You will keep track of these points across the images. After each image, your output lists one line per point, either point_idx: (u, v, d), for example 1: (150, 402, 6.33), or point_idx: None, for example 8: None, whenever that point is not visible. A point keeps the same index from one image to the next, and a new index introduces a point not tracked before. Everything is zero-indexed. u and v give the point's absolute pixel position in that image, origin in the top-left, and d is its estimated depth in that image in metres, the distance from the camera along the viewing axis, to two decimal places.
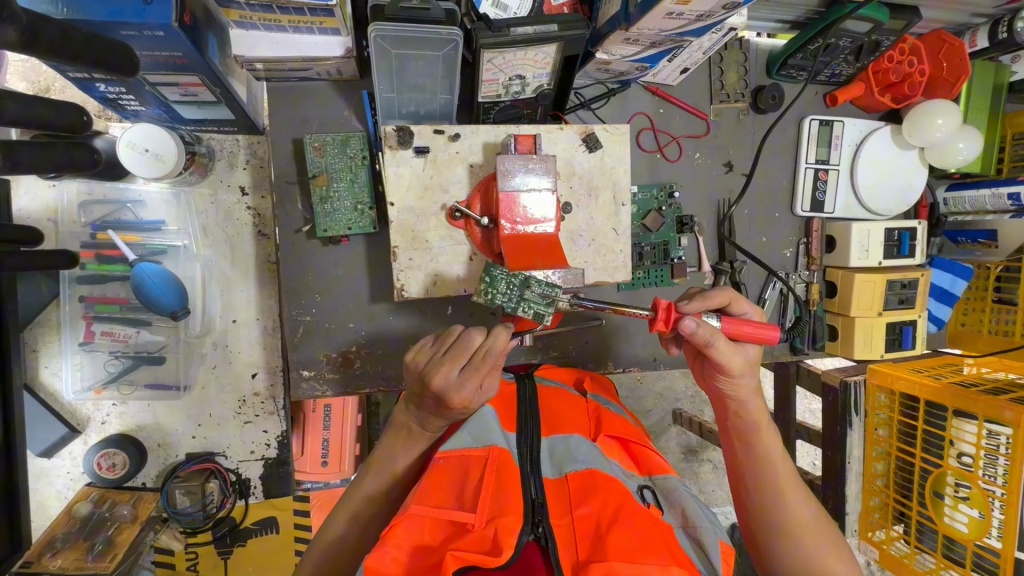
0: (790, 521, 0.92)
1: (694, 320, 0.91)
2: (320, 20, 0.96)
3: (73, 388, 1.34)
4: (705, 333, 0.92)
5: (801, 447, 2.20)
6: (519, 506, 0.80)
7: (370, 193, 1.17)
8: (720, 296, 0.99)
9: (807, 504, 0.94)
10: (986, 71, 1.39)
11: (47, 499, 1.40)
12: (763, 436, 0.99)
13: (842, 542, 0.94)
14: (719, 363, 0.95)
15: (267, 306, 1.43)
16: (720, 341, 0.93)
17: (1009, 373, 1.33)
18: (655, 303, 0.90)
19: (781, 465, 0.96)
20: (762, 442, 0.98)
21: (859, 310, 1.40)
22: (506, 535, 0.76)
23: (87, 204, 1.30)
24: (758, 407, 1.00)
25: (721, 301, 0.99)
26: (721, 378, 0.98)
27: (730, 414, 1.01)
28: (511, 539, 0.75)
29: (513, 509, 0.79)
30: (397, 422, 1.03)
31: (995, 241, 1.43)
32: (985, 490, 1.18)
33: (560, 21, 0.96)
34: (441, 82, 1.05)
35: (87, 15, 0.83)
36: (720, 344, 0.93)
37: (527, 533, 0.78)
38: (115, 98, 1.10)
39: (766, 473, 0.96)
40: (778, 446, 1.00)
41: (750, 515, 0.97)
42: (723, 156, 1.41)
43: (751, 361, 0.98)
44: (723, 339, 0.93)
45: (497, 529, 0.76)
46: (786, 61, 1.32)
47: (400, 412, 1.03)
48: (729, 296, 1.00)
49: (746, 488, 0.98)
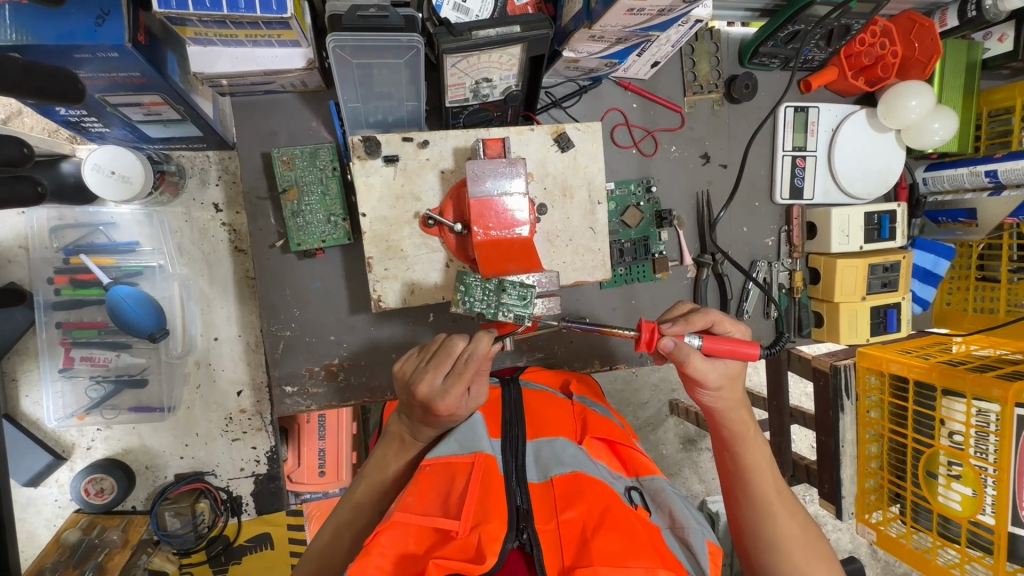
0: (778, 537, 0.92)
1: (674, 339, 0.94)
2: (278, 33, 0.94)
3: (55, 416, 1.33)
4: (683, 352, 0.94)
5: (798, 431, 2.20)
6: (503, 512, 0.80)
7: (343, 204, 1.16)
8: (703, 317, 1.00)
9: (795, 520, 0.94)
10: (959, 49, 1.38)
11: (37, 528, 1.40)
12: (751, 448, 0.98)
13: (824, 543, 0.96)
14: (695, 377, 0.96)
15: (248, 322, 1.42)
16: (696, 356, 0.94)
17: (997, 349, 1.35)
18: (638, 324, 0.94)
19: (770, 478, 0.96)
20: (749, 453, 0.97)
21: (844, 295, 1.40)
22: (490, 542, 0.75)
23: (58, 228, 1.28)
24: (745, 415, 1.01)
25: (705, 323, 1.00)
26: (700, 390, 0.98)
27: (719, 426, 1.01)
28: (495, 545, 0.75)
29: (498, 515, 0.79)
30: (390, 432, 1.03)
31: (975, 220, 1.40)
32: (977, 468, 1.19)
33: (522, 21, 0.95)
34: (407, 89, 1.04)
35: (38, 40, 0.82)
36: (697, 361, 0.94)
37: (513, 539, 0.77)
38: (78, 120, 1.08)
39: (753, 485, 0.96)
40: (767, 456, 1.00)
41: (740, 527, 0.97)
42: (699, 148, 1.40)
43: (732, 377, 0.98)
44: (699, 357, 0.94)
45: (481, 535, 0.76)
46: (758, 49, 1.31)
47: (394, 422, 1.03)
48: (712, 317, 1.01)
49: (738, 502, 0.97)
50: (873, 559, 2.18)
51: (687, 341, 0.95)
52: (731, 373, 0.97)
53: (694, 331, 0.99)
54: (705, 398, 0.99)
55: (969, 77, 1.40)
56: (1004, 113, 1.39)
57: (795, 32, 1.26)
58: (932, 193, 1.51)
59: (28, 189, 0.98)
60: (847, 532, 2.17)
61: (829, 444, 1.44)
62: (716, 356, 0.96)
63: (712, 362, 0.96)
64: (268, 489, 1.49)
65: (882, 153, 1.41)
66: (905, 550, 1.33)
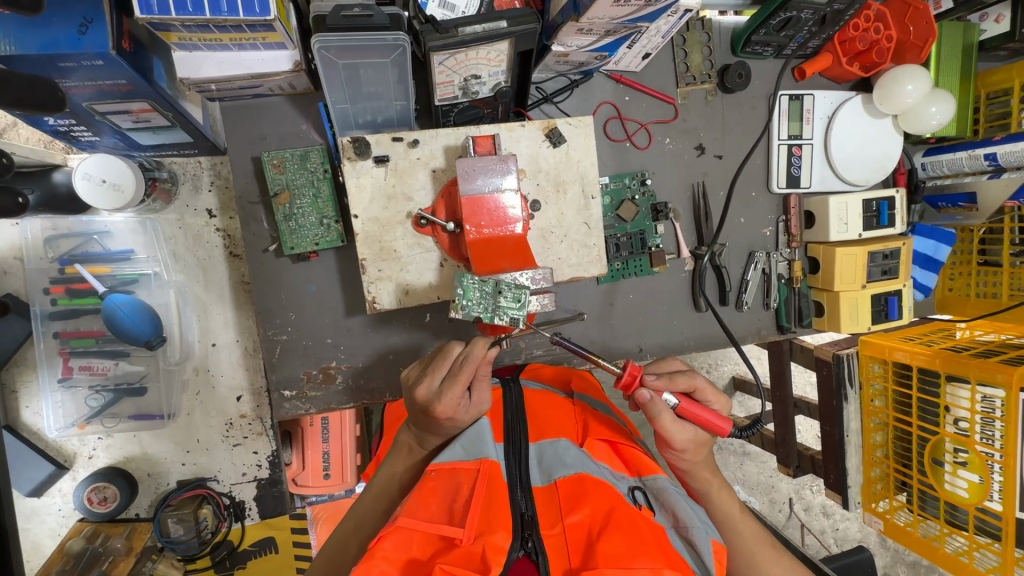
0: None
1: (652, 393, 0.94)
2: (262, 36, 0.94)
3: (55, 425, 1.33)
4: (656, 407, 0.93)
5: (804, 422, 2.20)
6: (508, 521, 0.78)
7: (335, 207, 1.15)
8: (687, 380, 0.99)
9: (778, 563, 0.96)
10: (955, 30, 1.37)
11: (41, 538, 1.41)
12: (719, 496, 1.01)
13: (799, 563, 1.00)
14: (661, 435, 0.95)
15: (245, 328, 1.43)
16: (667, 415, 0.93)
17: (1001, 334, 1.34)
18: (626, 363, 0.94)
19: (743, 526, 0.98)
20: (713, 506, 1.00)
21: (843, 284, 1.38)
22: (495, 553, 0.74)
23: (52, 238, 1.28)
24: (709, 471, 1.02)
25: (687, 386, 0.99)
26: (666, 449, 0.98)
27: (686, 480, 1.03)
28: (500, 556, 0.73)
29: (503, 525, 0.77)
30: (399, 441, 1.04)
31: (975, 204, 1.38)
32: (983, 454, 1.17)
33: (509, 17, 0.94)
34: (396, 89, 1.03)
35: (22, 50, 0.82)
36: (668, 419, 0.94)
37: (517, 548, 0.76)
38: (67, 130, 1.08)
39: (728, 538, 0.98)
40: (736, 504, 1.02)
41: None
42: (693, 139, 1.39)
43: (699, 442, 0.97)
44: (669, 413, 0.94)
45: (485, 546, 0.74)
46: (750, 38, 1.29)
47: (403, 431, 1.04)
48: (697, 380, 1.00)
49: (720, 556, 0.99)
50: (883, 548, 2.17)
51: (664, 399, 0.95)
52: (699, 439, 0.97)
53: (674, 391, 0.98)
54: (671, 456, 0.99)
55: (965, 60, 1.39)
56: (1003, 95, 1.38)
57: (787, 19, 1.23)
58: (932, 178, 1.50)
59: (9, 201, 1.08)
60: (856, 522, 2.17)
61: (833, 433, 1.43)
62: (686, 419, 0.96)
63: (681, 424, 0.95)
64: (270, 493, 1.50)
65: (879, 139, 1.39)
66: (912, 538, 1.32)
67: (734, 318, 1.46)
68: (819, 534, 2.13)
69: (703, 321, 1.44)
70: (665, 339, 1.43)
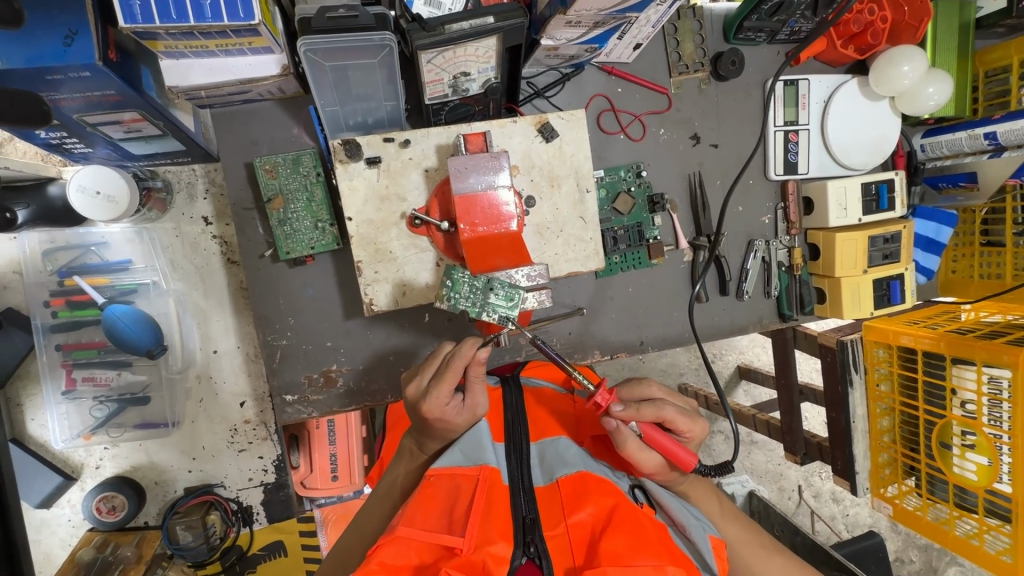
0: None
1: (616, 421, 0.87)
2: (248, 41, 0.93)
3: (61, 436, 1.35)
4: (620, 437, 0.87)
5: (810, 409, 2.19)
6: (508, 530, 0.78)
7: (329, 210, 1.15)
8: (654, 411, 0.89)
9: (773, 558, 0.96)
10: (950, 9, 1.35)
11: (53, 549, 1.43)
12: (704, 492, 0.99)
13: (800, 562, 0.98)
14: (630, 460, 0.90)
15: (246, 334, 1.43)
16: (632, 443, 0.87)
17: (1007, 314, 1.30)
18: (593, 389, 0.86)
19: (737, 521, 0.98)
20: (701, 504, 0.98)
21: (844, 270, 1.37)
22: (496, 563, 0.74)
23: (50, 251, 1.28)
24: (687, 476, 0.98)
25: (656, 416, 0.90)
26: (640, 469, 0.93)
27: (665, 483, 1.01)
28: (502, 566, 0.74)
29: (503, 535, 0.77)
30: (402, 447, 1.04)
31: (976, 184, 1.36)
32: (991, 436, 1.16)
33: (496, 12, 0.93)
34: (385, 90, 1.03)
35: (8, 64, 0.81)
36: (632, 449, 0.87)
37: (519, 555, 0.76)
38: (59, 142, 1.07)
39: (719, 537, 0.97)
40: (724, 501, 1.01)
41: None
42: (688, 128, 1.38)
43: (665, 468, 0.91)
44: (631, 440, 0.87)
45: (486, 557, 0.74)
46: (741, 24, 1.27)
47: (405, 436, 1.05)
48: (665, 409, 0.90)
49: None
50: (894, 532, 2.16)
51: (629, 428, 0.88)
52: (665, 466, 0.91)
53: (643, 420, 0.89)
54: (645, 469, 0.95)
55: (962, 38, 1.37)
56: (1002, 73, 1.36)
57: (779, 4, 1.22)
58: (932, 160, 1.48)
59: None
60: (866, 507, 2.16)
61: (840, 420, 1.42)
62: (652, 446, 0.89)
63: (648, 452, 0.89)
64: (277, 498, 1.51)
65: (876, 122, 1.38)
66: (923, 523, 1.30)
67: (735, 308, 1.44)
68: (830, 520, 2.13)
69: (704, 312, 1.43)
70: (667, 330, 1.42)
